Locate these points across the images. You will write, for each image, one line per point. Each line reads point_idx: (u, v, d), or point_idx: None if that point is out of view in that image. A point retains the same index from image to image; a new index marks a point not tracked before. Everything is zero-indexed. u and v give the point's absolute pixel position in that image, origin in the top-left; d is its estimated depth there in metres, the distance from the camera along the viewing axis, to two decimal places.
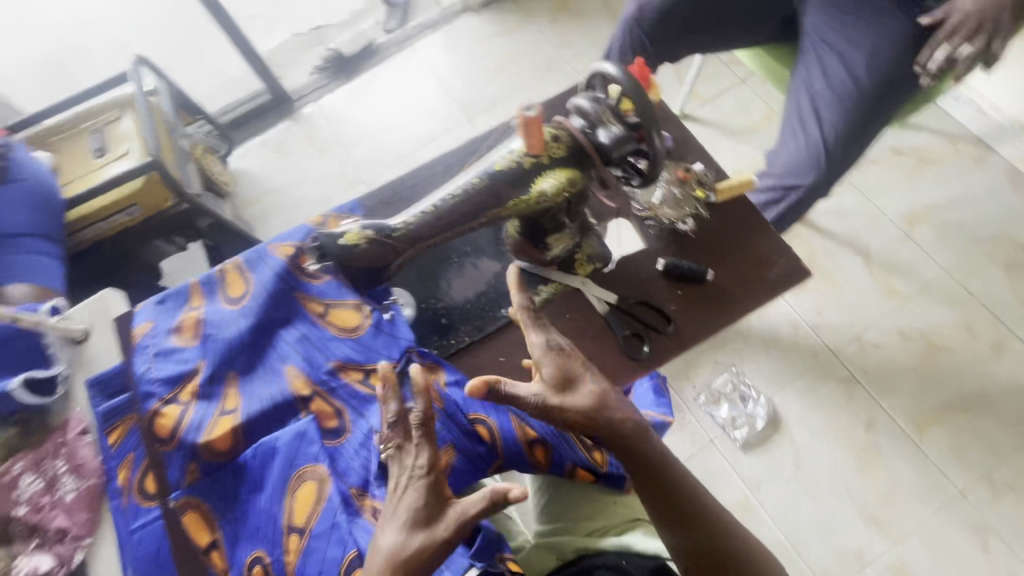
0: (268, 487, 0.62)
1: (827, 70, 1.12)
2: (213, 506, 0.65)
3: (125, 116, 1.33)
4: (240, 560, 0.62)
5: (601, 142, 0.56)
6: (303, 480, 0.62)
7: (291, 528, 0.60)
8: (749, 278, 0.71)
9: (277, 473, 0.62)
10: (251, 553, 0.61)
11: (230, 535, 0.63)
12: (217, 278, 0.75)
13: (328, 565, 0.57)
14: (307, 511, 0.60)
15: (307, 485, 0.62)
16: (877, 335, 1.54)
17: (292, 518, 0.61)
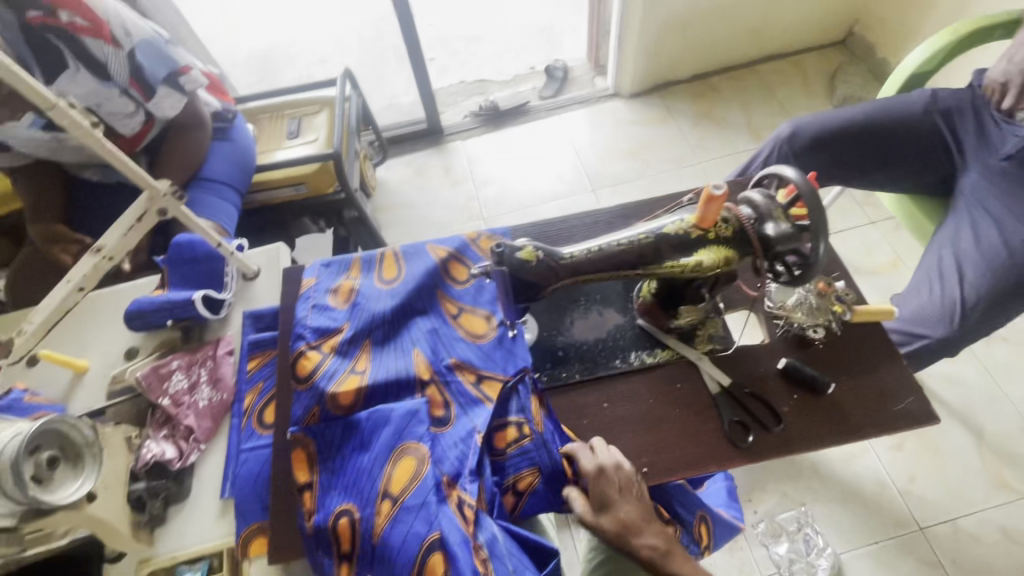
0: (375, 449, 0.66)
1: (978, 233, 1.11)
2: (320, 451, 0.69)
3: (322, 112, 1.58)
4: (328, 507, 0.66)
5: (768, 235, 0.61)
6: (405, 455, 0.65)
7: (385, 494, 0.63)
8: (871, 404, 0.70)
9: (386, 439, 0.66)
10: (341, 505, 0.65)
11: (327, 481, 0.68)
12: (377, 258, 0.86)
13: (411, 540, 0.60)
14: (404, 482, 0.63)
15: (408, 460, 0.65)
16: (976, 525, 1.38)
17: (388, 486, 0.64)
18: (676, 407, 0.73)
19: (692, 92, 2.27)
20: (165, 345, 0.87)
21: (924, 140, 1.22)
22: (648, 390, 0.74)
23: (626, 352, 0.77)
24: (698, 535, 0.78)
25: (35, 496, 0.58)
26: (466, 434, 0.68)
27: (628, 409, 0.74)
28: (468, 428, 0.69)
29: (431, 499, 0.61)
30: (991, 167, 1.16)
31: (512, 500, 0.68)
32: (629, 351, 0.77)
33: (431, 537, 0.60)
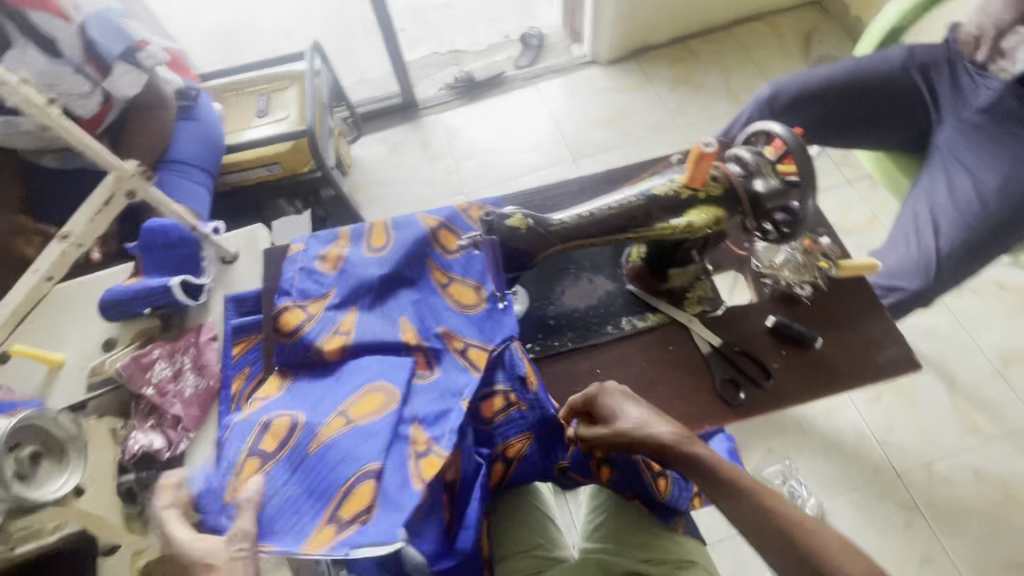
0: (346, 384, 0.69)
1: (954, 186, 1.13)
2: (298, 383, 0.73)
3: (291, 88, 1.51)
4: (275, 410, 0.68)
5: (757, 191, 0.61)
6: (373, 390, 0.67)
7: (343, 413, 0.66)
8: (857, 357, 0.72)
9: (356, 380, 0.69)
10: (289, 413, 0.67)
11: (288, 398, 0.70)
12: (366, 228, 0.85)
13: (350, 458, 0.62)
14: (367, 411, 0.66)
15: (375, 395, 0.67)
16: (949, 469, 1.45)
17: (351, 409, 0.66)
18: (668, 369, 0.73)
19: (670, 56, 2.24)
20: (145, 334, 0.84)
21: (902, 96, 1.23)
22: (641, 354, 0.75)
23: (618, 318, 0.77)
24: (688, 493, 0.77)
25: (18, 494, 0.58)
26: (449, 393, 0.69)
27: (620, 374, 0.74)
28: (449, 388, 0.70)
29: (393, 434, 0.64)
30: (966, 120, 1.17)
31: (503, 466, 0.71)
32: (620, 317, 0.77)
33: (370, 467, 0.61)
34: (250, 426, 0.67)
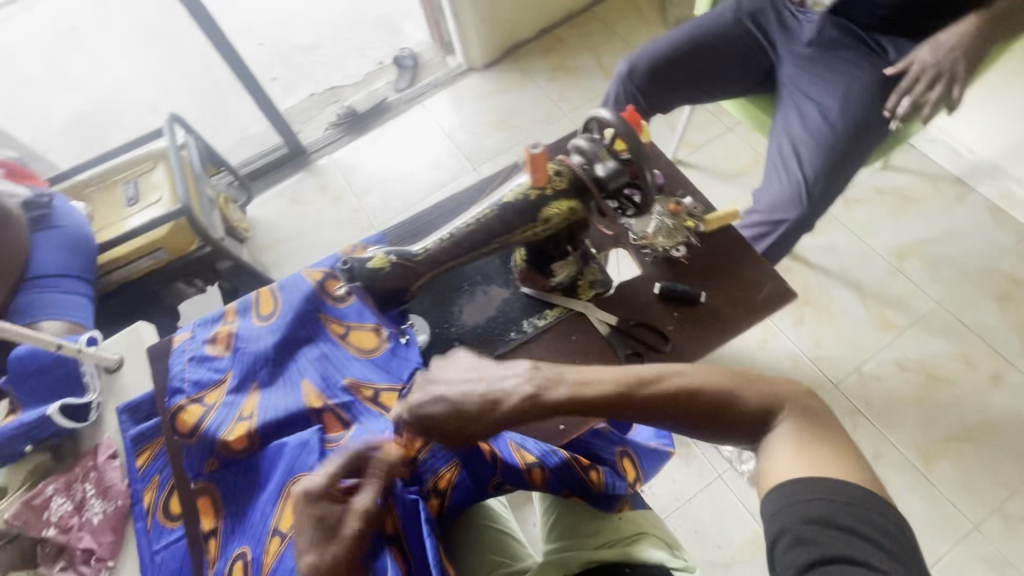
0: (268, 488, 0.67)
1: (804, 116, 1.22)
2: (224, 495, 0.70)
3: (158, 167, 1.44)
4: (229, 552, 0.66)
5: (599, 176, 0.63)
6: (297, 488, 0.65)
7: (276, 530, 0.63)
8: (740, 300, 0.76)
9: (278, 478, 0.67)
10: (238, 548, 0.65)
11: (230, 524, 0.68)
12: (252, 299, 0.83)
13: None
14: (293, 517, 0.63)
15: (298, 494, 0.65)
16: (876, 367, 1.57)
17: (278, 523, 0.63)
18: (576, 359, 0.75)
19: (541, 49, 2.30)
20: (35, 473, 0.78)
21: (741, 45, 1.32)
22: (547, 352, 0.76)
23: (519, 322, 0.79)
24: (623, 470, 0.78)
25: None
26: None
27: None
28: (368, 443, 0.68)
29: None
30: (799, 54, 1.26)
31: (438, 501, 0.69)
32: (521, 320, 0.79)
33: None
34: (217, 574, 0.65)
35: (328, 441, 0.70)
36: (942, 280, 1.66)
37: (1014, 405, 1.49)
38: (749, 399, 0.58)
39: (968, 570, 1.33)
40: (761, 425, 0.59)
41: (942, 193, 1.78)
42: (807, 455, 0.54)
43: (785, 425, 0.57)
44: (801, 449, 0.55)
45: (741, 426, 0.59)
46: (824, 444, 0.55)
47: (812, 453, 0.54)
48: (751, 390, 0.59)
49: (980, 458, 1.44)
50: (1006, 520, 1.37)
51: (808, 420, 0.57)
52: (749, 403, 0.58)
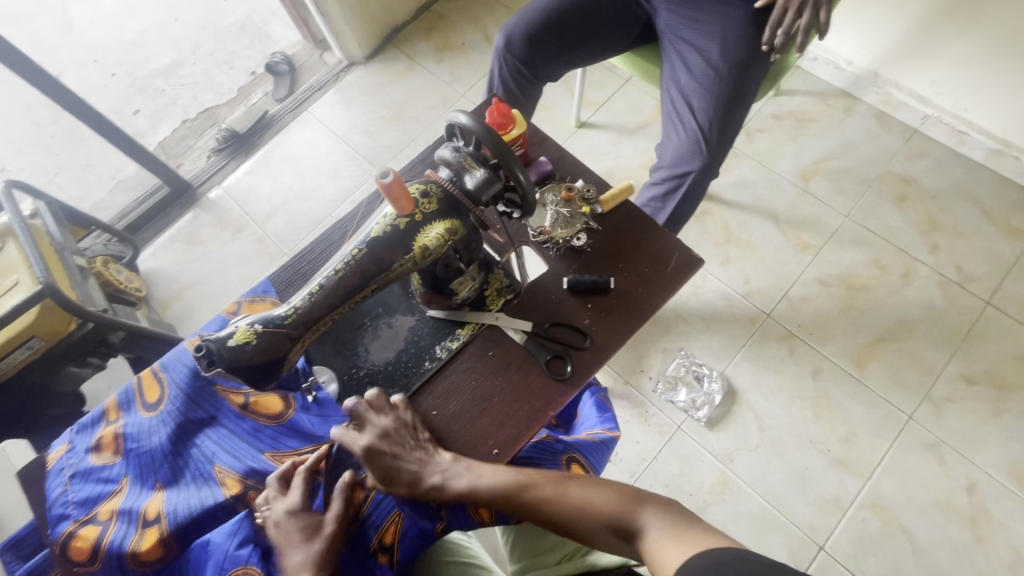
0: None
1: (687, 62, 1.20)
2: None
3: (8, 245, 1.25)
4: None
5: (468, 188, 0.58)
6: None
7: None
8: (649, 276, 0.74)
9: None
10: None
11: None
12: (133, 387, 0.73)
13: None
14: None
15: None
16: (802, 289, 1.63)
17: None
18: (497, 376, 0.71)
19: (424, 28, 2.17)
20: None
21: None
22: (467, 375, 0.72)
23: (431, 349, 0.73)
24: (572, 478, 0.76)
25: None
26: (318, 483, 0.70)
27: (457, 404, 0.71)
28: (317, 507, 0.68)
29: None
30: None
31: (387, 557, 0.68)
32: (433, 347, 0.73)
33: None
34: None
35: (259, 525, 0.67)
36: (845, 193, 1.73)
37: (924, 295, 1.59)
38: (606, 495, 0.65)
39: (910, 458, 1.44)
40: (619, 531, 0.62)
41: (833, 109, 1.84)
42: (682, 541, 0.56)
43: (651, 525, 0.61)
44: (674, 533, 0.58)
45: (606, 529, 0.63)
46: (689, 528, 0.59)
47: (683, 538, 0.57)
48: (608, 497, 0.65)
49: (904, 351, 1.54)
50: (935, 404, 1.48)
51: (670, 515, 0.61)
52: (605, 508, 0.64)
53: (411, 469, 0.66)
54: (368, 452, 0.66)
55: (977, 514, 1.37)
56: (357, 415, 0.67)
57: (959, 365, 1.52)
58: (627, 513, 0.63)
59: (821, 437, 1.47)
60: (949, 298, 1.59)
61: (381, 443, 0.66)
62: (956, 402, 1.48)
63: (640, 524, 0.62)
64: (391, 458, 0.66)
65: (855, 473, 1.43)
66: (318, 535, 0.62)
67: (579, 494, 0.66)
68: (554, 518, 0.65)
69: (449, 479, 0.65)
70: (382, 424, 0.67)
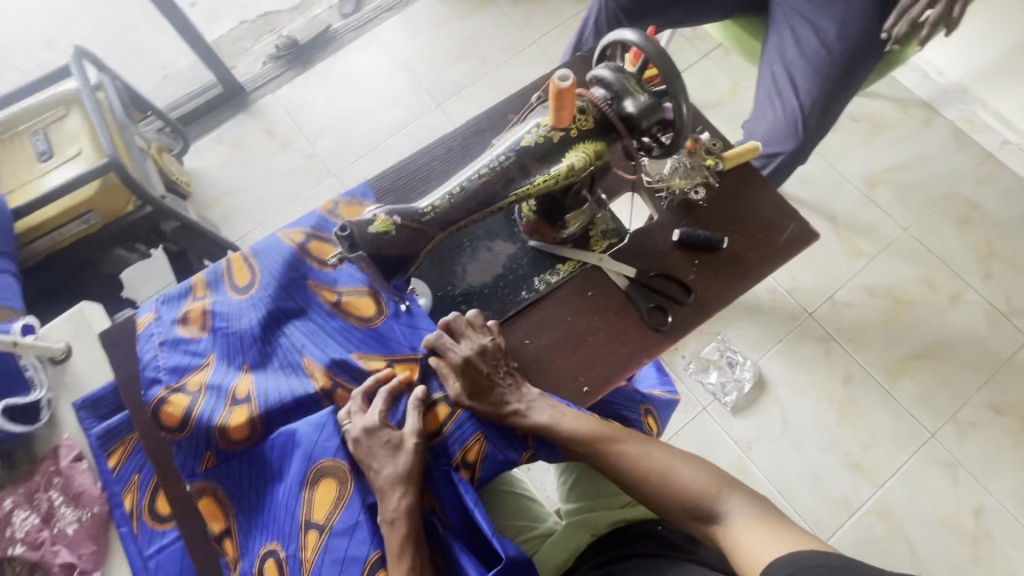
0: (288, 480, 0.62)
1: (799, 40, 1.15)
2: (229, 493, 0.65)
3: (72, 114, 1.21)
4: (253, 550, 0.63)
5: (630, 112, 0.58)
6: (321, 476, 0.62)
7: (309, 524, 0.60)
8: (760, 243, 0.72)
9: (296, 469, 0.62)
10: (265, 546, 0.62)
11: (245, 523, 0.65)
12: (223, 267, 0.72)
13: (351, 561, 0.59)
14: (327, 508, 0.61)
15: (328, 481, 0.62)
16: (848, 294, 1.62)
17: (309, 515, 0.61)
18: (595, 315, 0.70)
19: None
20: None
21: None
22: (563, 310, 0.71)
23: (529, 279, 0.72)
24: (647, 426, 0.78)
25: None
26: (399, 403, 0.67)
27: (549, 338, 0.70)
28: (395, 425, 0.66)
29: (363, 518, 0.60)
30: None
31: (468, 473, 0.66)
32: (532, 277, 0.72)
33: (371, 558, 0.59)
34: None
35: None
36: (909, 206, 1.70)
37: (969, 321, 1.59)
38: (694, 473, 0.63)
39: (925, 474, 1.46)
40: (697, 508, 0.61)
41: (911, 119, 1.79)
42: (772, 536, 0.55)
43: (735, 511, 0.59)
44: (760, 526, 0.57)
45: (685, 507, 0.62)
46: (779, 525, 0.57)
47: (771, 533, 0.56)
48: (692, 471, 0.63)
49: (938, 372, 1.54)
50: (958, 427, 1.50)
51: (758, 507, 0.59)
52: (686, 483, 0.63)
53: (496, 393, 0.66)
54: (465, 364, 0.65)
55: (980, 536, 1.41)
56: (455, 331, 0.68)
57: (990, 394, 1.52)
58: (710, 494, 0.61)
59: (842, 440, 1.49)
60: (992, 328, 1.58)
61: (474, 357, 0.66)
62: (980, 427, 1.49)
63: (723, 508, 0.60)
64: (484, 376, 0.65)
65: (869, 479, 1.46)
66: (401, 451, 0.62)
67: (663, 462, 0.65)
68: (629, 477, 0.65)
69: (529, 409, 0.65)
70: (480, 341, 0.67)
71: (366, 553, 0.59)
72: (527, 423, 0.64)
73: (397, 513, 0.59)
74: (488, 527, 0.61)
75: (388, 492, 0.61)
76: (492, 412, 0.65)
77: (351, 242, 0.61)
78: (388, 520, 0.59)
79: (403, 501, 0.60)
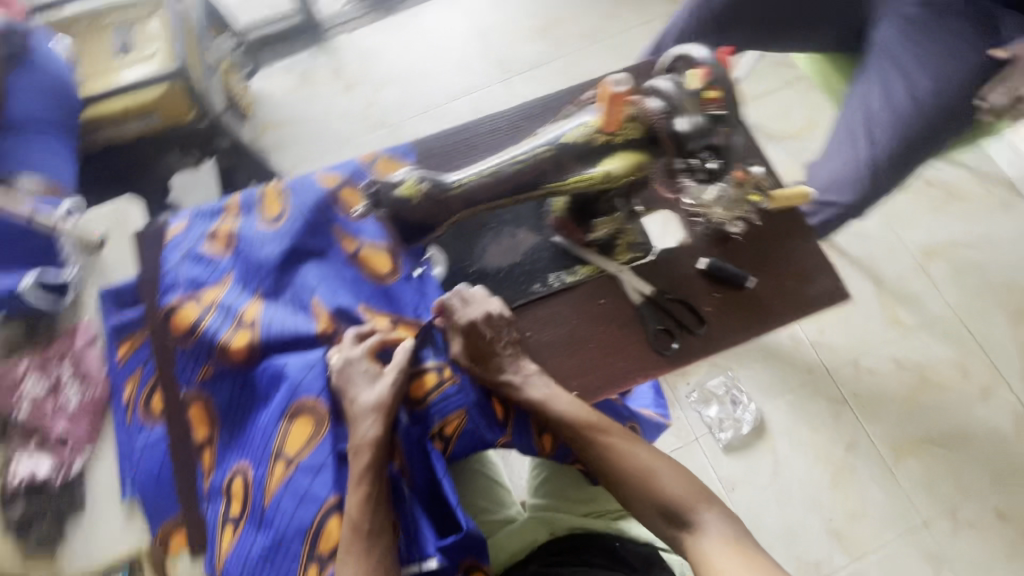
0: (270, 409, 0.65)
1: (888, 91, 1.08)
2: (217, 408, 0.68)
3: (155, 17, 1.25)
4: (227, 465, 0.67)
5: (680, 130, 0.59)
6: (299, 413, 0.64)
7: (280, 454, 0.63)
8: (788, 290, 0.70)
9: (279, 400, 0.64)
10: (237, 463, 0.66)
11: (225, 440, 0.68)
12: (257, 196, 0.75)
13: (310, 498, 0.61)
14: (301, 443, 0.63)
15: (304, 420, 0.64)
16: (874, 361, 1.56)
17: (282, 446, 0.63)
18: (601, 325, 0.70)
19: None
20: (11, 343, 0.84)
21: None
22: (570, 310, 0.70)
23: (545, 274, 0.72)
24: None
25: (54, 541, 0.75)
26: None
27: (550, 334, 0.70)
28: None
29: (329, 461, 0.63)
30: (905, 15, 1.11)
31: (441, 445, 0.68)
32: (547, 273, 0.72)
33: (329, 501, 0.62)
34: (216, 490, 0.66)
35: None
36: (963, 286, 1.61)
37: (995, 418, 1.51)
38: (676, 482, 0.64)
39: (906, 560, 1.41)
40: (671, 515, 0.63)
41: (991, 196, 1.68)
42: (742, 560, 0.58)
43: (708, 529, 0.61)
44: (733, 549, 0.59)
45: (659, 511, 0.64)
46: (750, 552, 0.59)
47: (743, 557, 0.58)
48: (675, 479, 0.64)
49: (948, 462, 1.48)
50: (954, 522, 1.43)
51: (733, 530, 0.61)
52: (667, 490, 0.64)
53: (496, 361, 0.66)
54: (470, 327, 0.66)
55: None
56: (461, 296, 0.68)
57: (997, 498, 1.45)
58: (688, 505, 0.63)
59: (828, 505, 1.45)
60: (1019, 431, 1.50)
61: (480, 322, 0.66)
62: (976, 528, 1.43)
63: (696, 519, 0.62)
64: (486, 342, 0.66)
65: (847, 550, 1.42)
66: (379, 381, 0.64)
67: (646, 461, 0.65)
68: (611, 471, 0.65)
69: (525, 383, 0.65)
70: (488, 307, 0.67)
71: (323, 494, 0.62)
72: (520, 395, 0.65)
73: (363, 441, 0.62)
74: (454, 500, 0.65)
75: (360, 419, 0.62)
76: (487, 379, 0.66)
77: (375, 200, 0.61)
78: (355, 447, 0.62)
79: (371, 431, 0.62)
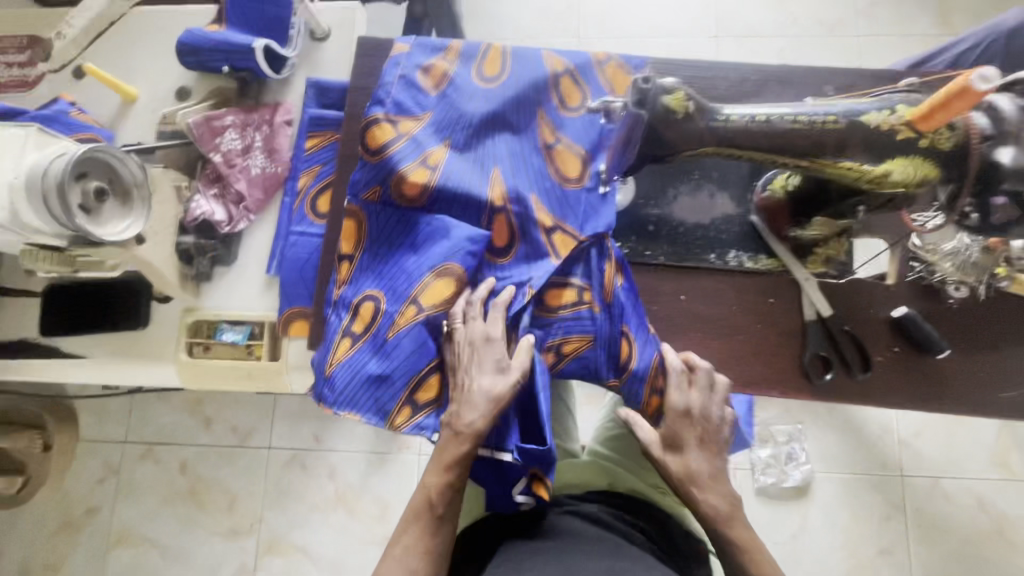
0: (424, 256, 0.67)
1: None
2: (370, 229, 0.70)
3: None
4: (361, 286, 0.70)
5: (1002, 162, 0.55)
6: (443, 272, 0.66)
7: (415, 300, 0.66)
8: (967, 374, 0.71)
9: (435, 251, 0.67)
10: (371, 289, 0.68)
11: (367, 261, 0.70)
12: (481, 49, 0.73)
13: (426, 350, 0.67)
14: (437, 301, 0.66)
15: (445, 281, 0.66)
16: (956, 486, 1.32)
17: (420, 294, 0.66)
18: (764, 323, 0.72)
19: None
20: (219, 94, 0.91)
21: None
22: (736, 294, 0.72)
23: (727, 248, 0.73)
24: None
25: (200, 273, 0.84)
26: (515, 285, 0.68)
27: (709, 307, 0.73)
28: (526, 280, 0.68)
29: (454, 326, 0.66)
30: None
31: (553, 358, 0.69)
32: (730, 248, 0.73)
33: None
34: (344, 303, 0.69)
35: (493, 249, 0.69)
36: None
37: None
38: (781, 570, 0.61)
39: None
40: None
41: None
42: None
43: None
44: None
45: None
46: None
47: None
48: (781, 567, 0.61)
49: None
50: None
51: None
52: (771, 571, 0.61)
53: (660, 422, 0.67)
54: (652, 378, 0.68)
55: None
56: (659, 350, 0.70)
57: None
58: None
59: None
60: None
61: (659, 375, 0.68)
62: None
63: None
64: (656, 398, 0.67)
65: None
66: (504, 375, 0.63)
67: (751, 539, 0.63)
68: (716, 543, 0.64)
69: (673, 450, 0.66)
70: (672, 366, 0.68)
71: (435, 351, 0.67)
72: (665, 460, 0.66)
73: (466, 430, 0.62)
74: (547, 412, 0.65)
75: (468, 407, 0.62)
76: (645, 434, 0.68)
77: (641, 99, 0.59)
78: (456, 432, 0.62)
79: (476, 421, 0.62)
